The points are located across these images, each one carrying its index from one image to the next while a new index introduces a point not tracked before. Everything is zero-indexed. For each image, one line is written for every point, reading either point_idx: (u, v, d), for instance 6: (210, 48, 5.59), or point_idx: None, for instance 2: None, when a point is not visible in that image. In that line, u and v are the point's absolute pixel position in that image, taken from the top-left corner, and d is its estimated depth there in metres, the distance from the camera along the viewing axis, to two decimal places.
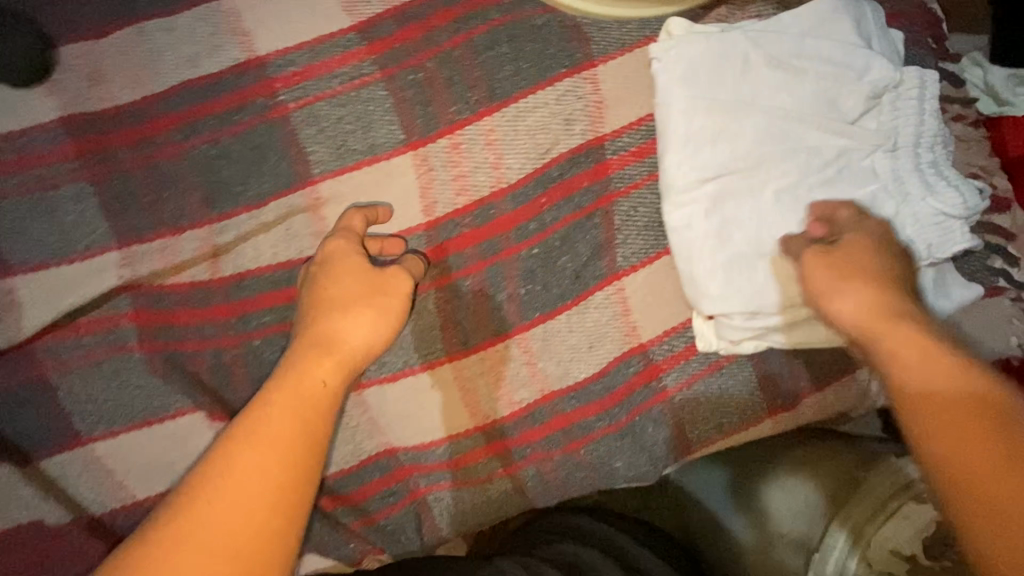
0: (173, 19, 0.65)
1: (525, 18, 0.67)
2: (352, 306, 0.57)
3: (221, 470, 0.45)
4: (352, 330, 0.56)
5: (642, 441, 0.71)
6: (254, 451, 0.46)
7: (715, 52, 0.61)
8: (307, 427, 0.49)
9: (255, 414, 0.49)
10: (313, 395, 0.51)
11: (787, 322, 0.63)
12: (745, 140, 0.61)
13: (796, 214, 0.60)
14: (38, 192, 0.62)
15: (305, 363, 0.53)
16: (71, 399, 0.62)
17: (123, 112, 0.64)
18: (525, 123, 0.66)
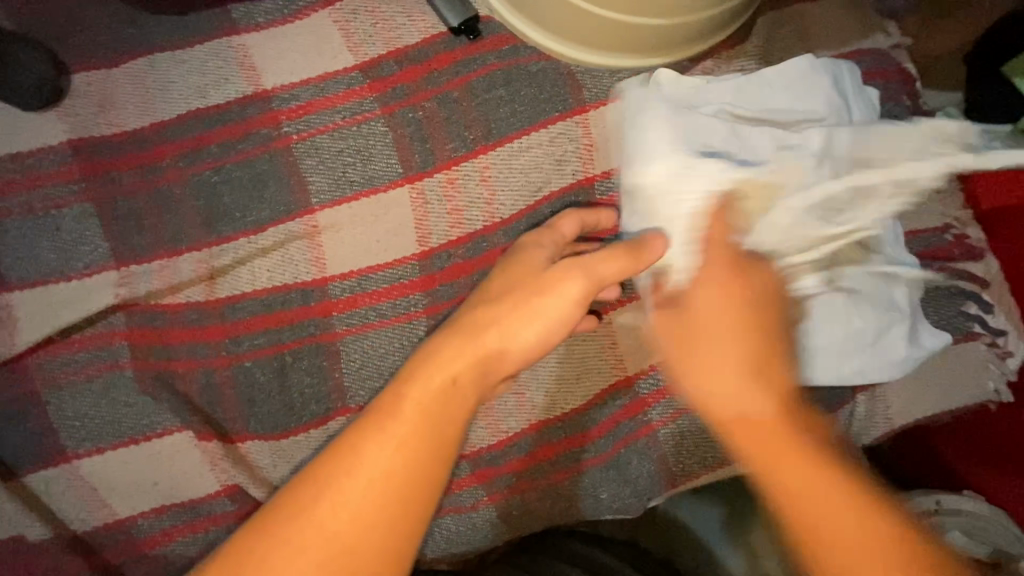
0: (185, 53, 0.69)
1: (520, 64, 0.71)
2: (508, 300, 0.56)
3: (350, 464, 0.46)
4: (521, 330, 0.56)
5: (627, 474, 0.71)
6: (379, 447, 0.47)
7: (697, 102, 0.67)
8: (441, 440, 0.49)
9: (387, 402, 0.50)
10: (453, 403, 0.51)
11: None
12: None
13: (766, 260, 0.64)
14: (41, 211, 0.64)
15: (441, 353, 0.53)
16: (56, 417, 0.61)
17: (131, 137, 0.67)
18: (519, 162, 0.69)
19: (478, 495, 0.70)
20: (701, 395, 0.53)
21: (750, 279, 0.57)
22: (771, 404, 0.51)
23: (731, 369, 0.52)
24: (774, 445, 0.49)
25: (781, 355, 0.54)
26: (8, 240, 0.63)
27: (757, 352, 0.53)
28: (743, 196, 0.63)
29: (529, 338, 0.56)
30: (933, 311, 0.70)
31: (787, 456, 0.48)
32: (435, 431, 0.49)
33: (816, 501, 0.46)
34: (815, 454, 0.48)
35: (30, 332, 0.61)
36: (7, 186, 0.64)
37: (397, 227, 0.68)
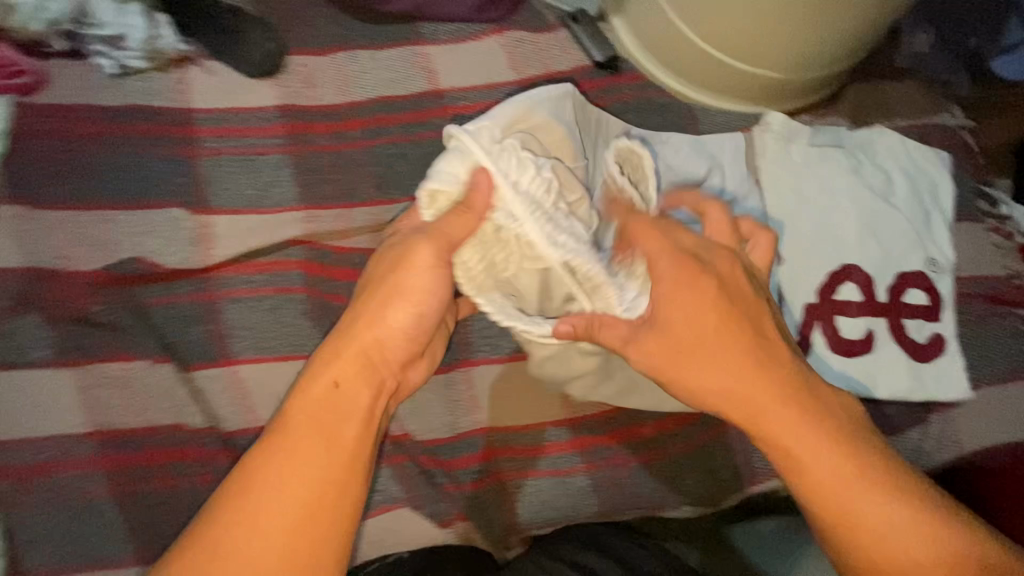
0: (379, 52, 0.83)
1: (649, 97, 0.86)
2: (378, 301, 0.56)
3: (249, 494, 0.47)
4: (397, 318, 0.56)
5: (711, 463, 0.77)
6: (281, 470, 0.48)
7: (789, 144, 0.81)
8: (345, 446, 0.50)
9: (282, 434, 0.50)
10: (343, 404, 0.52)
11: (834, 367, 0.77)
12: (805, 212, 0.80)
13: (834, 268, 0.79)
14: (247, 155, 0.76)
15: (318, 367, 0.54)
16: (228, 325, 0.70)
17: (327, 110, 0.80)
18: None
19: (576, 463, 0.75)
20: (722, 394, 0.52)
21: (706, 287, 0.54)
22: (770, 390, 0.52)
23: (724, 366, 0.52)
24: (783, 418, 0.51)
25: (759, 351, 0.53)
26: (216, 173, 0.75)
27: (721, 351, 0.52)
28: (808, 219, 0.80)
29: (401, 322, 0.56)
30: (997, 348, 0.79)
31: (794, 428, 0.51)
32: (335, 443, 0.50)
33: (823, 472, 0.50)
34: (814, 436, 0.50)
35: (223, 250, 0.72)
36: (223, 132, 0.76)
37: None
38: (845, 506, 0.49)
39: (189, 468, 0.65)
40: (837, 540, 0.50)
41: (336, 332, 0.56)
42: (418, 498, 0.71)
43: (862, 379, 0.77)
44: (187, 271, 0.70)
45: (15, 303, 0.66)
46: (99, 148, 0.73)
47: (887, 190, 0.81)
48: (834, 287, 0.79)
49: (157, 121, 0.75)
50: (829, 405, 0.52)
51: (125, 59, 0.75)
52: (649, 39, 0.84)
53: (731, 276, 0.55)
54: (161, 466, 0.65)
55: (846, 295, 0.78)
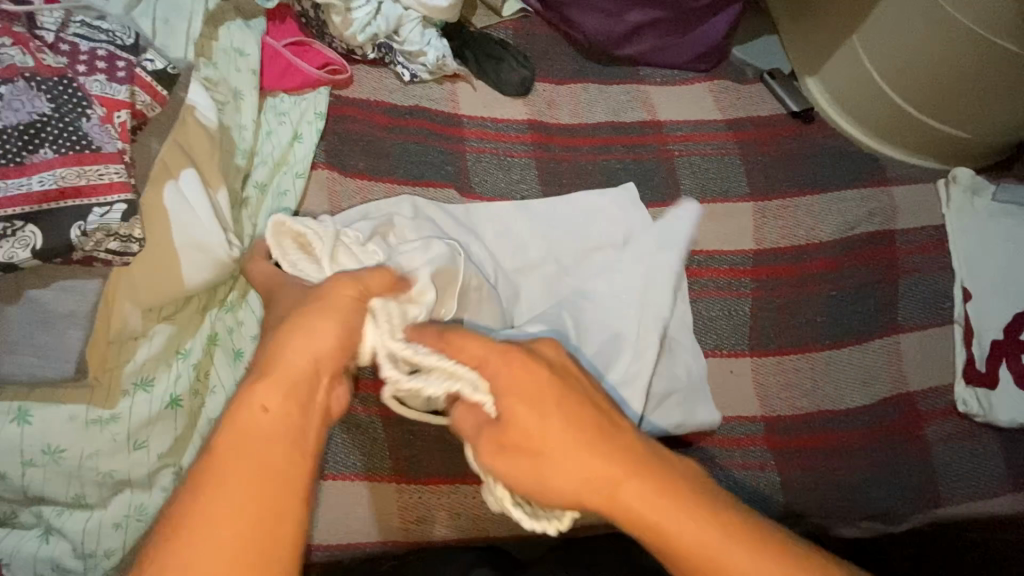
0: (608, 87, 0.99)
1: (841, 144, 0.96)
2: (294, 318, 0.50)
3: (179, 546, 0.40)
4: (301, 342, 0.48)
5: (897, 479, 0.81)
6: (213, 519, 0.41)
7: (971, 201, 0.91)
8: (263, 484, 0.43)
9: (194, 488, 0.43)
10: (260, 439, 0.44)
11: (1022, 403, 0.82)
12: (991, 260, 0.88)
13: (1021, 312, 0.86)
14: (502, 157, 0.91)
15: (241, 394, 0.46)
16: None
17: (564, 128, 0.95)
18: (836, 206, 0.90)
19: (774, 458, 0.81)
20: (573, 491, 0.48)
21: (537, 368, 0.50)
22: (630, 473, 0.47)
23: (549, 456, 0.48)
24: (624, 492, 0.47)
25: (588, 427, 0.49)
26: (477, 168, 0.90)
27: (538, 437, 0.48)
28: (995, 266, 0.88)
29: (316, 345, 0.48)
30: None
31: (643, 492, 0.47)
32: (254, 483, 0.43)
33: (684, 540, 0.46)
34: (653, 507, 0.47)
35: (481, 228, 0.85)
36: (483, 136, 0.92)
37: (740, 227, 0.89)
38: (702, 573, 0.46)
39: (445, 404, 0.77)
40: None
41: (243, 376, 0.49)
42: None
43: None
44: None
45: None
46: (393, 135, 0.89)
47: None
48: (1021, 326, 0.85)
49: (432, 119, 0.91)
50: (674, 479, 0.48)
51: (417, 70, 0.93)
52: (844, 98, 0.97)
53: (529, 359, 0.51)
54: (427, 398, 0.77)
55: None
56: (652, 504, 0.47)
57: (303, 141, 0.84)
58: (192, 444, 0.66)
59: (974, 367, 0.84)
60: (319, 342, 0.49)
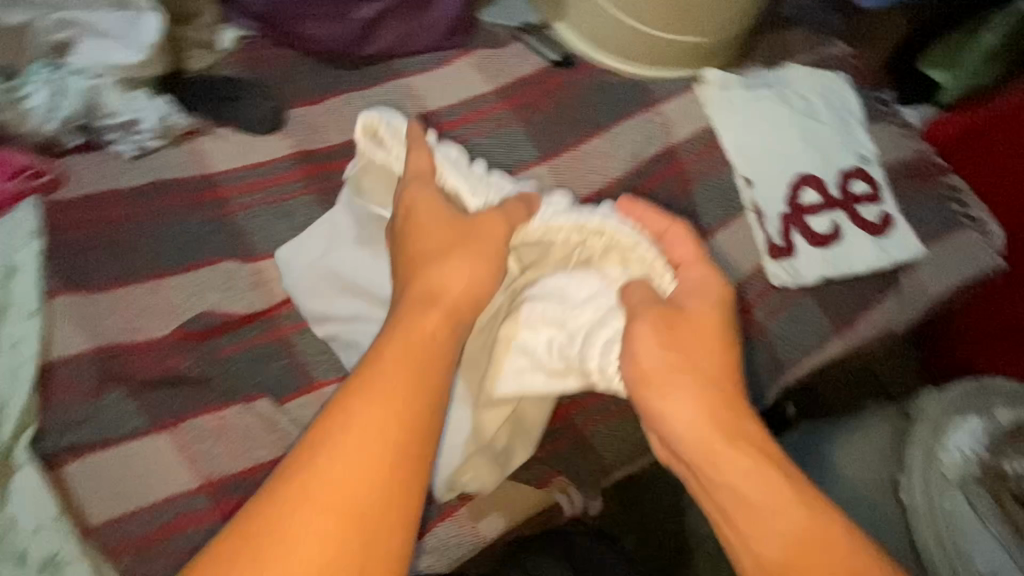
0: (368, 91, 0.92)
1: (606, 79, 0.99)
2: (450, 256, 0.60)
3: (345, 423, 0.47)
4: (459, 272, 0.59)
5: (746, 367, 0.89)
6: (367, 407, 0.47)
7: (726, 94, 0.97)
8: (417, 389, 0.49)
9: (349, 401, 0.48)
10: (431, 351, 0.53)
11: (819, 257, 0.92)
12: (758, 142, 0.96)
13: (796, 178, 0.94)
14: (278, 203, 0.81)
15: (412, 313, 0.55)
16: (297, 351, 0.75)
17: (335, 149, 0.87)
18: (619, 140, 0.93)
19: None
20: (683, 430, 0.59)
21: (680, 325, 0.63)
22: (733, 433, 0.57)
23: (667, 364, 0.61)
24: (722, 438, 0.57)
25: (716, 375, 0.60)
26: (253, 224, 0.80)
27: (671, 360, 0.61)
28: (765, 146, 0.96)
29: (461, 269, 0.59)
30: (929, 217, 0.98)
31: (732, 461, 0.55)
32: (402, 387, 0.49)
33: (733, 481, 0.55)
34: (726, 455, 0.56)
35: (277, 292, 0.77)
36: (248, 187, 0.82)
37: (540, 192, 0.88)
38: (747, 516, 0.54)
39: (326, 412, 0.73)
40: (744, 556, 0.54)
41: (401, 304, 0.57)
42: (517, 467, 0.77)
43: (842, 256, 0.93)
44: (255, 314, 0.75)
45: (101, 383, 0.67)
46: (140, 225, 0.76)
47: (810, 108, 0.99)
48: (798, 190, 0.94)
49: (182, 189, 0.80)
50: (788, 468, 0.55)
51: (141, 140, 0.80)
52: (593, 34, 0.99)
53: (713, 324, 0.63)
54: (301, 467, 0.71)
55: (811, 196, 0.94)
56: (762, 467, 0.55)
57: (22, 270, 0.69)
58: None
59: (774, 243, 0.92)
60: (480, 281, 0.59)
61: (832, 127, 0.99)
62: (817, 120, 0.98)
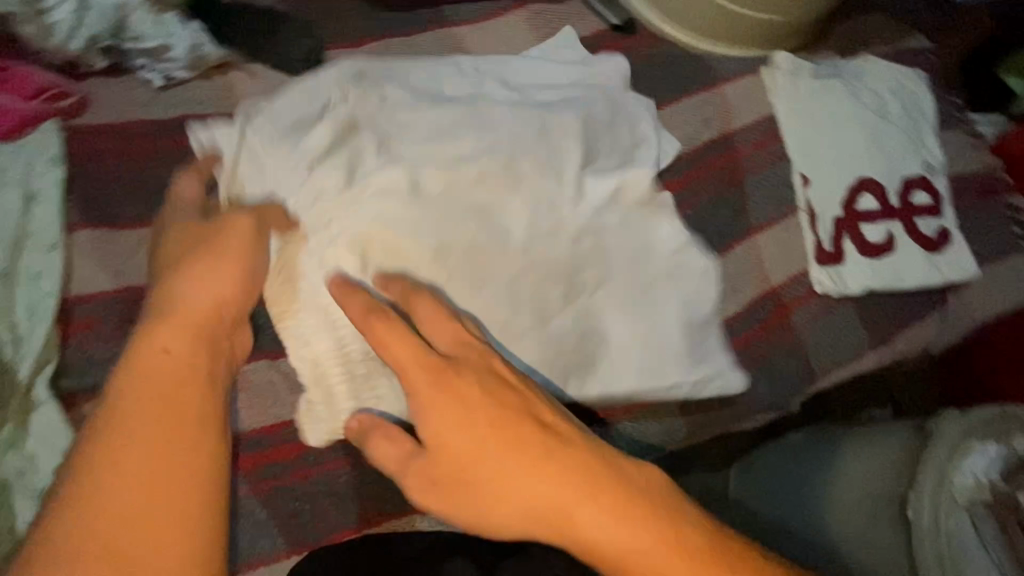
0: (413, 39, 0.85)
1: (667, 52, 0.92)
2: (183, 260, 0.57)
3: (113, 443, 0.47)
4: (197, 291, 0.55)
5: (777, 370, 0.85)
6: (133, 440, 0.47)
7: (792, 83, 0.91)
8: (185, 417, 0.49)
9: (115, 416, 0.48)
10: (172, 381, 0.50)
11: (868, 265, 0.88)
12: (824, 137, 0.90)
13: (855, 181, 0.89)
14: None
15: (162, 321, 0.53)
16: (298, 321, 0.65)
17: None
18: (675, 121, 0.88)
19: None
20: (520, 517, 0.52)
21: (466, 385, 0.54)
22: (564, 488, 0.51)
23: (463, 462, 0.52)
24: (529, 484, 0.52)
25: (530, 466, 0.52)
26: None
27: (456, 419, 0.53)
28: (830, 142, 0.90)
29: (201, 296, 0.55)
30: (981, 240, 0.94)
31: (529, 523, 0.52)
32: (162, 412, 0.49)
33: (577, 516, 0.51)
34: (558, 501, 0.51)
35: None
36: None
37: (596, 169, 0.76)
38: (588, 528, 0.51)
39: None
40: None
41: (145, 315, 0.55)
42: None
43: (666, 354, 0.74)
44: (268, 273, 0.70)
45: (119, 326, 0.65)
46: (163, 161, 0.72)
47: (878, 109, 0.93)
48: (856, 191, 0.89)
49: (211, 127, 0.75)
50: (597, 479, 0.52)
51: (170, 69, 0.75)
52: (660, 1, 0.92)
53: (512, 417, 0.53)
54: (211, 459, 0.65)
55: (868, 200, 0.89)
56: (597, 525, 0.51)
57: (42, 202, 0.66)
58: None
59: (823, 249, 0.87)
60: (219, 292, 0.56)
61: (897, 130, 0.92)
62: (884, 121, 0.92)
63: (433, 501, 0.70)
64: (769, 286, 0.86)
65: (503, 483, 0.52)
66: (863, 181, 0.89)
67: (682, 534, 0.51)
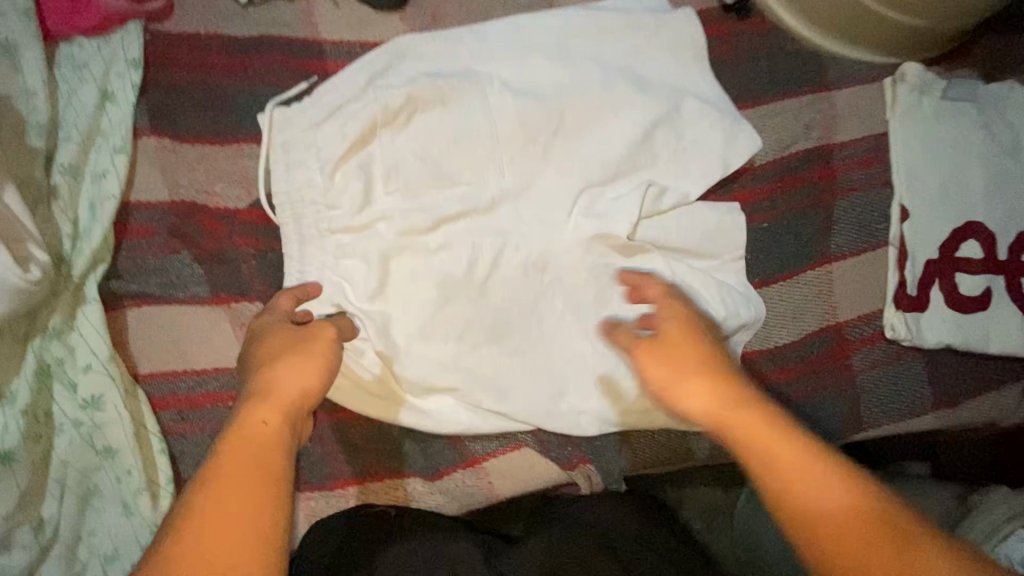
0: None
1: (778, 44, 0.83)
2: (281, 356, 0.55)
3: (207, 506, 0.44)
4: (293, 375, 0.53)
5: (824, 411, 0.78)
6: (219, 513, 0.43)
7: (916, 100, 0.81)
8: (268, 475, 0.46)
9: (208, 476, 0.45)
10: (265, 451, 0.47)
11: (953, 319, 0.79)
12: (938, 168, 0.80)
13: (962, 224, 0.79)
14: None
15: (248, 414, 0.50)
16: (344, 275, 0.67)
17: None
18: (770, 123, 0.80)
19: (533, 432, 0.74)
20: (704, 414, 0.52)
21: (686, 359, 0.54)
22: (756, 423, 0.49)
23: (661, 365, 0.55)
24: (738, 418, 0.50)
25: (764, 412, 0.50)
26: None
27: (673, 347, 0.55)
28: (945, 174, 0.80)
29: (301, 382, 0.53)
30: None
31: (782, 456, 0.47)
32: (246, 471, 0.46)
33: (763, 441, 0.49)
34: (763, 440, 0.48)
35: (352, 204, 0.67)
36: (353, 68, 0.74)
37: (663, 183, 0.75)
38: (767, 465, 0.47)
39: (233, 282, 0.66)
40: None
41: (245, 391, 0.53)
42: (547, 443, 0.74)
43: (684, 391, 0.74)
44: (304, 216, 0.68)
45: (169, 239, 0.66)
46: (235, 80, 0.71)
47: (1012, 145, 0.81)
48: (959, 236, 0.79)
49: (286, 52, 0.73)
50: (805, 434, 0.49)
51: None
52: None
53: (689, 339, 0.55)
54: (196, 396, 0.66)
55: (972, 248, 0.79)
56: (837, 481, 0.45)
57: (116, 102, 0.67)
58: (52, 490, 0.59)
59: (907, 293, 0.78)
60: (311, 383, 0.54)
61: None
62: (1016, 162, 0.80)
63: (438, 470, 0.71)
64: (834, 320, 0.79)
65: (724, 420, 0.50)
66: (971, 227, 0.79)
67: (896, 514, 0.43)
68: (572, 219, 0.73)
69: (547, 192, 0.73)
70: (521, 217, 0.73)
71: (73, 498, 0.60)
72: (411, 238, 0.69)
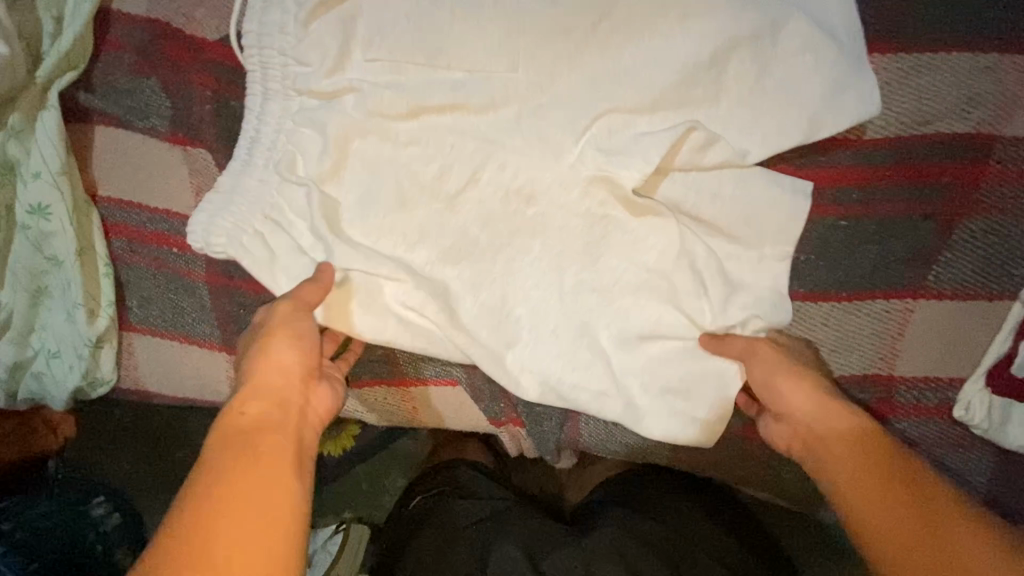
0: None
1: None
2: (264, 341, 0.53)
3: (207, 492, 0.43)
4: (289, 356, 0.52)
5: None
6: (226, 491, 0.44)
7: None
8: (273, 458, 0.46)
9: (206, 465, 0.45)
10: (264, 435, 0.48)
11: None
12: None
13: None
14: None
15: (239, 402, 0.49)
16: (299, 146, 0.60)
17: None
18: (913, 82, 0.55)
19: (466, 370, 0.66)
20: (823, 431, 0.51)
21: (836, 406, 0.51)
22: (854, 429, 0.50)
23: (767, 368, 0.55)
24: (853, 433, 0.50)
25: (862, 432, 0.49)
26: None
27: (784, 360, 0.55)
28: None
29: (291, 363, 0.52)
30: None
31: (833, 440, 0.50)
32: (253, 469, 0.45)
33: (844, 472, 0.48)
34: (878, 449, 0.48)
35: (324, 63, 0.58)
36: None
37: (715, 130, 0.56)
38: (882, 523, 0.45)
39: (193, 124, 0.62)
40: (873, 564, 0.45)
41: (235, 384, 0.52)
42: (479, 393, 0.66)
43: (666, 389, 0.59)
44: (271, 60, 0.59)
45: (138, 60, 0.61)
46: None
47: None
48: None
49: None
50: (939, 486, 0.46)
51: None
52: None
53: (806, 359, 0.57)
54: (139, 233, 0.64)
55: None
56: (925, 501, 0.45)
57: None
58: (9, 280, 0.63)
59: (1010, 371, 0.56)
60: (293, 369, 0.52)
61: None
62: None
63: (361, 377, 0.67)
64: (886, 370, 0.59)
65: (778, 379, 0.54)
66: None
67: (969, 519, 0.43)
68: (578, 148, 0.58)
69: (560, 107, 0.58)
70: (521, 130, 0.58)
71: (26, 293, 0.63)
72: (382, 125, 0.59)
